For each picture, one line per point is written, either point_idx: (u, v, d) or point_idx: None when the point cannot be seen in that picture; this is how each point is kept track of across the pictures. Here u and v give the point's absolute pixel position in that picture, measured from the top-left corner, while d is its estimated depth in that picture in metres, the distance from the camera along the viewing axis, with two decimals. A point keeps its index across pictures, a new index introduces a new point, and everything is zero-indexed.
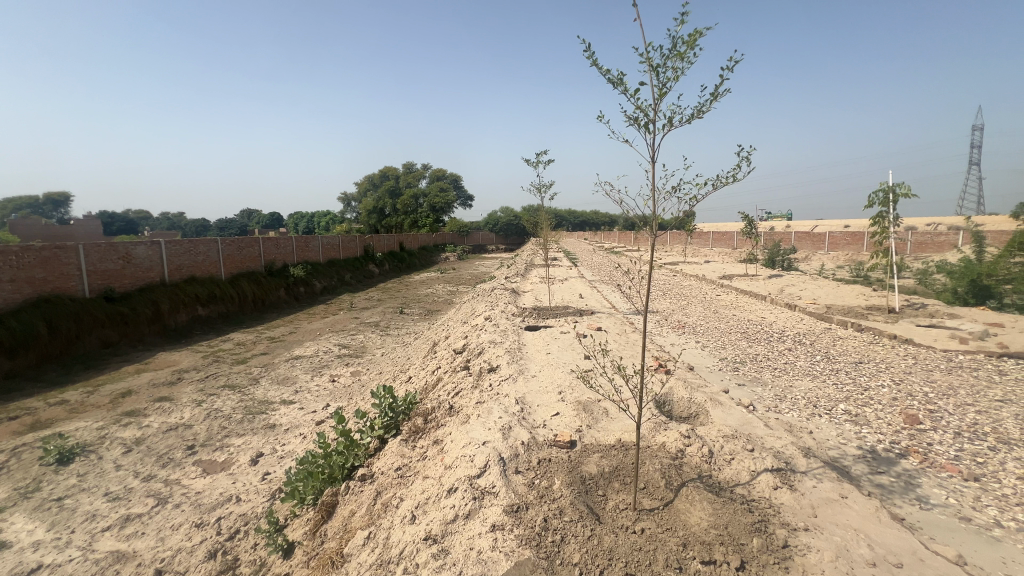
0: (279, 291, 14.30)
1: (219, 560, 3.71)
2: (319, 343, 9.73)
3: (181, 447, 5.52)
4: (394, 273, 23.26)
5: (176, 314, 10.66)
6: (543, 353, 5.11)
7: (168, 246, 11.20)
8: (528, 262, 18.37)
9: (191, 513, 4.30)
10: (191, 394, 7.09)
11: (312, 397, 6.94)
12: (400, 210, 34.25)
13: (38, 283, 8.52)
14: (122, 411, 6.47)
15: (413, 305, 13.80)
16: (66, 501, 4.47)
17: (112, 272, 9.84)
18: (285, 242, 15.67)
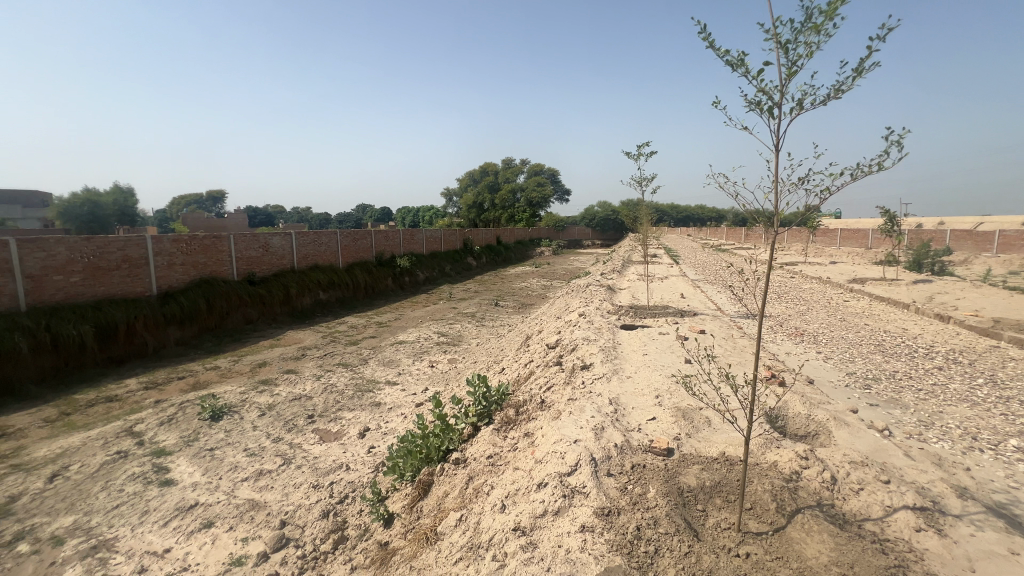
0: (387, 280, 15.48)
1: (331, 520, 4.12)
2: (421, 330, 10.37)
3: (303, 415, 6.23)
4: (492, 266, 24.00)
5: (303, 297, 12.04)
6: (639, 354, 4.91)
7: (298, 237, 12.69)
8: (626, 259, 17.80)
9: (309, 474, 4.84)
10: (312, 369, 7.98)
11: (413, 380, 7.43)
12: (498, 205, 34.88)
13: (200, 267, 10.13)
14: (259, 379, 7.49)
15: (508, 298, 14.09)
16: (216, 451, 5.29)
17: (254, 259, 11.39)
18: (394, 235, 16.93)
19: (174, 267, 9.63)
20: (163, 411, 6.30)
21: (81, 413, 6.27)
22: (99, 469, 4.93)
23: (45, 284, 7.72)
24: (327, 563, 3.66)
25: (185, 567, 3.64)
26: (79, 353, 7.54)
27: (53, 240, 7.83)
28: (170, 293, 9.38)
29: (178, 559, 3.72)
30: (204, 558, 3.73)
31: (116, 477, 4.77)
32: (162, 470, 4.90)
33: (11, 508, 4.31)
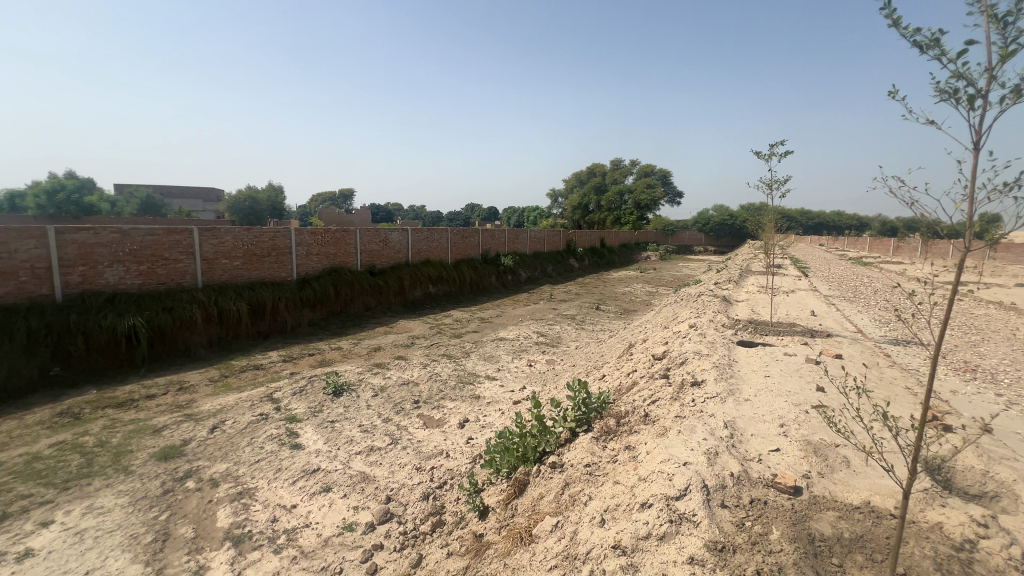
0: (491, 277, 15.99)
1: (430, 503, 4.34)
2: (521, 329, 10.53)
3: (410, 400, 6.67)
4: (594, 269, 23.61)
5: (414, 289, 12.91)
6: (760, 375, 4.44)
7: (413, 233, 13.65)
8: (744, 268, 16.33)
9: (413, 457, 5.15)
10: (419, 357, 8.51)
11: (511, 377, 7.56)
12: (604, 207, 34.98)
13: (331, 257, 11.36)
14: (374, 362, 8.18)
15: (609, 302, 13.74)
16: (336, 424, 5.87)
17: (375, 252, 12.48)
18: (499, 234, 17.44)
19: (311, 256, 10.90)
20: (296, 382, 7.16)
21: (235, 377, 7.39)
22: (245, 426, 5.75)
23: (215, 265, 9.22)
24: (425, 543, 3.86)
25: (307, 524, 4.08)
26: (236, 326, 8.88)
27: (222, 229, 9.32)
28: (306, 279, 10.65)
29: (302, 516, 4.18)
30: (322, 519, 4.14)
31: (258, 436, 5.52)
32: (293, 435, 5.56)
33: (183, 449, 5.20)
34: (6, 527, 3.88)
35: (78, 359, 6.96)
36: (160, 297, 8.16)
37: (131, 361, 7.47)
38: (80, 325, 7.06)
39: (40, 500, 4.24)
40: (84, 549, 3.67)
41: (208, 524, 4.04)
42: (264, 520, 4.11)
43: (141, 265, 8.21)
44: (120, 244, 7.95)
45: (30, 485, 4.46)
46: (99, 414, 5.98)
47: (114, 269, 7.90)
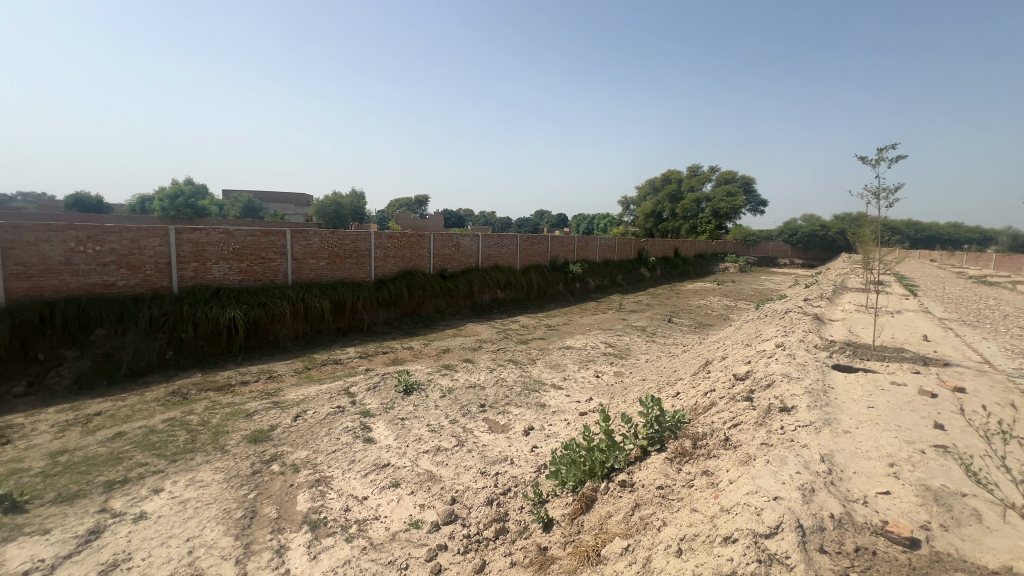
0: (559, 285, 15.89)
1: (494, 509, 4.33)
2: (589, 338, 10.33)
3: (476, 403, 6.75)
4: (666, 279, 22.70)
5: (483, 293, 13.13)
6: (861, 406, 3.98)
7: (484, 239, 13.90)
8: (838, 284, 14.90)
9: (478, 460, 5.18)
10: (486, 361, 8.61)
11: (578, 387, 7.42)
12: (679, 215, 33.84)
13: (406, 260, 11.85)
14: (443, 363, 8.39)
15: (682, 315, 13.10)
16: (406, 422, 6.07)
17: (447, 256, 12.85)
18: (568, 241, 17.31)
19: (388, 259, 11.45)
20: (370, 378, 7.52)
21: (317, 369, 7.90)
22: (324, 417, 6.11)
23: (303, 265, 9.95)
24: (488, 549, 3.85)
25: (377, 517, 4.23)
26: (319, 322, 9.52)
27: (311, 232, 10.05)
28: (383, 280, 11.19)
29: (372, 508, 4.34)
30: (391, 513, 4.28)
31: (335, 427, 5.84)
32: (366, 429, 5.82)
33: (270, 434, 5.63)
34: (126, 490, 4.39)
35: (187, 345, 7.79)
36: (256, 293, 8.94)
37: (230, 349, 8.23)
38: (190, 315, 7.90)
39: (153, 469, 4.77)
40: (186, 517, 4.06)
41: (289, 506, 4.31)
42: (338, 509, 4.31)
43: (242, 263, 9.05)
44: (226, 243, 8.82)
45: (145, 454, 5.04)
46: (202, 396, 6.64)
47: (219, 266, 8.78)
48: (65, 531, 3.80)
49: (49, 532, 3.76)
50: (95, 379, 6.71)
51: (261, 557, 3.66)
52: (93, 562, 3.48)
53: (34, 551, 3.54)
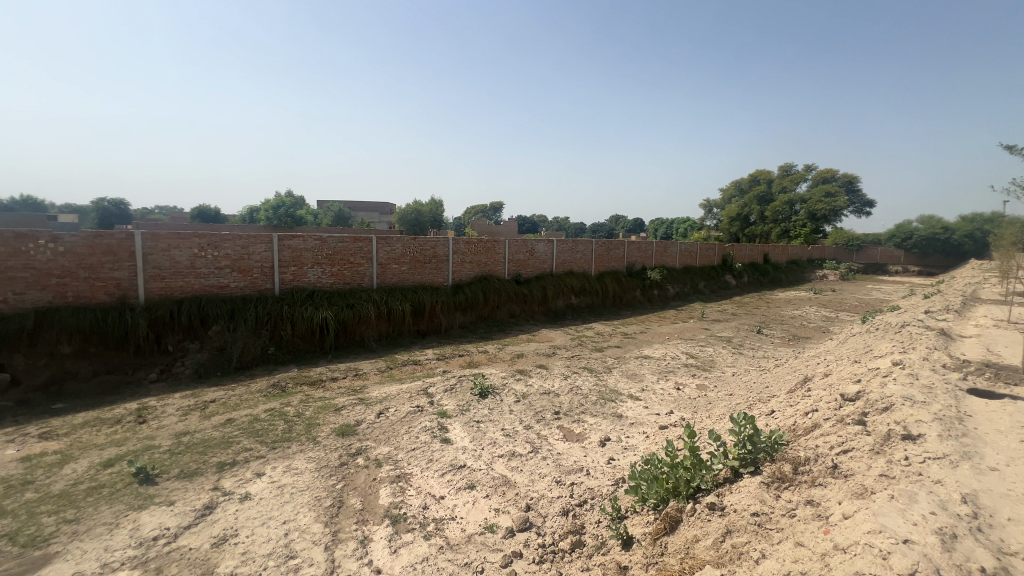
0: (635, 291, 15.39)
1: (570, 520, 4.22)
2: (668, 348, 9.85)
3: (550, 410, 6.66)
4: (754, 287, 21.13)
5: (557, 299, 13.05)
6: (1011, 440, 3.36)
7: (558, 244, 13.83)
8: (969, 295, 12.90)
9: (553, 469, 5.09)
10: (561, 368, 8.50)
11: (657, 399, 7.07)
12: (769, 218, 31.46)
13: (482, 265, 12.09)
14: (517, 368, 8.41)
15: (774, 326, 12.07)
16: (481, 424, 6.13)
17: (522, 261, 12.93)
18: (646, 246, 16.73)
19: (465, 264, 11.75)
20: (447, 379, 7.72)
21: (398, 369, 8.26)
22: (405, 416, 6.35)
23: (387, 269, 10.50)
24: (564, 562, 3.75)
25: (453, 517, 4.29)
26: (401, 324, 9.97)
27: (394, 238, 10.58)
28: (460, 285, 11.49)
29: (449, 508, 4.42)
30: (467, 515, 4.32)
31: (415, 426, 6.05)
32: (443, 429, 5.97)
33: (356, 429, 5.95)
34: (234, 472, 4.84)
35: (286, 342, 8.50)
36: (345, 295, 9.57)
37: (322, 347, 8.87)
38: (289, 314, 8.62)
39: (256, 454, 5.23)
40: (283, 501, 4.38)
41: (373, 499, 4.51)
42: (417, 506, 4.44)
43: (333, 267, 9.75)
44: (320, 249, 9.54)
45: (250, 440, 5.54)
46: (298, 389, 7.19)
47: (314, 270, 9.52)
48: (186, 504, 4.26)
49: (173, 504, 4.24)
50: (211, 370, 7.53)
51: (347, 545, 3.85)
52: (207, 535, 3.86)
53: (161, 520, 4.00)
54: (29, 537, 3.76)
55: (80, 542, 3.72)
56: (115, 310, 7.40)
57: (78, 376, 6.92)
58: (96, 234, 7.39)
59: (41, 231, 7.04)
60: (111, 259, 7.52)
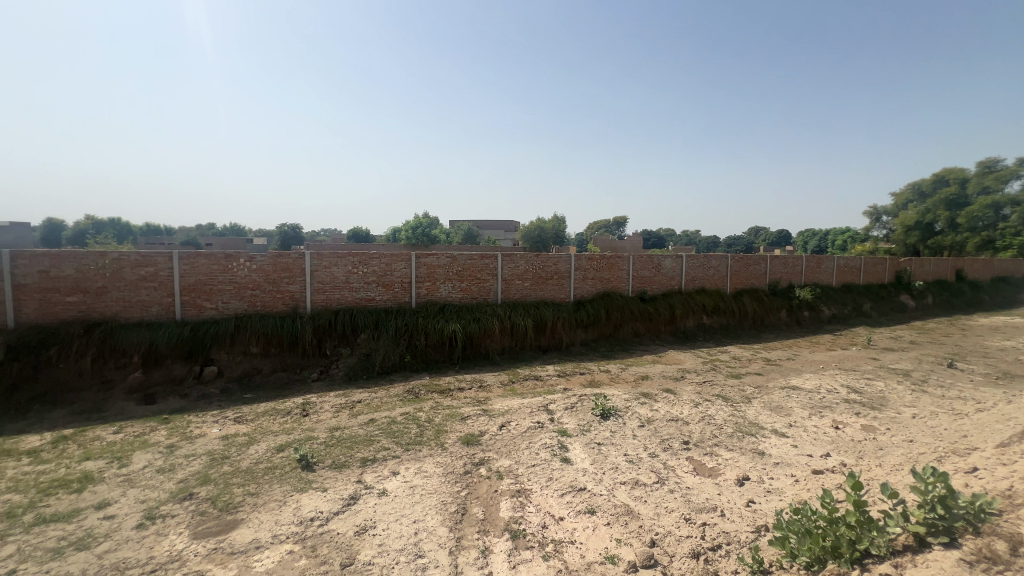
0: (780, 312, 13.69)
1: (701, 564, 3.81)
2: (823, 379, 8.51)
3: (678, 439, 6.17)
4: (943, 310, 17.35)
5: (686, 319, 12.19)
6: None
7: (688, 259, 12.95)
8: None
9: (682, 504, 4.67)
10: (690, 394, 7.84)
11: (809, 438, 6.11)
12: (963, 226, 25.67)
13: (605, 282, 11.83)
14: (641, 391, 7.98)
15: (973, 360, 9.71)
16: (602, 447, 5.92)
17: (647, 278, 12.36)
18: (793, 262, 14.84)
19: (587, 280, 11.62)
20: (568, 397, 7.64)
21: (520, 384, 8.41)
22: (525, 430, 6.41)
23: (511, 285, 10.85)
24: None
25: (572, 541, 4.16)
26: (523, 339, 10.21)
27: (518, 255, 10.92)
28: (582, 301, 11.38)
29: (568, 531, 4.31)
30: (586, 541, 4.16)
31: (535, 442, 6.07)
32: (563, 448, 5.89)
33: (479, 438, 6.18)
34: (374, 468, 5.35)
35: (421, 351, 9.24)
36: (472, 309, 10.11)
37: (451, 357, 9.47)
38: (424, 326, 9.38)
39: (393, 454, 5.73)
40: (414, 501, 4.70)
41: (494, 511, 4.60)
42: (536, 524, 4.41)
43: (462, 283, 10.38)
44: (451, 266, 10.25)
45: (388, 440, 6.08)
46: (429, 396, 7.74)
47: (445, 285, 10.24)
48: (335, 492, 4.80)
49: (326, 491, 4.82)
50: (359, 373, 8.49)
51: (469, 553, 3.97)
52: (351, 523, 4.30)
53: (317, 504, 4.57)
54: (224, 503, 4.58)
55: (258, 513, 4.41)
56: (290, 318, 8.79)
57: (261, 372, 8.34)
58: (279, 254, 8.91)
59: (241, 252, 8.71)
60: (288, 275, 9.00)
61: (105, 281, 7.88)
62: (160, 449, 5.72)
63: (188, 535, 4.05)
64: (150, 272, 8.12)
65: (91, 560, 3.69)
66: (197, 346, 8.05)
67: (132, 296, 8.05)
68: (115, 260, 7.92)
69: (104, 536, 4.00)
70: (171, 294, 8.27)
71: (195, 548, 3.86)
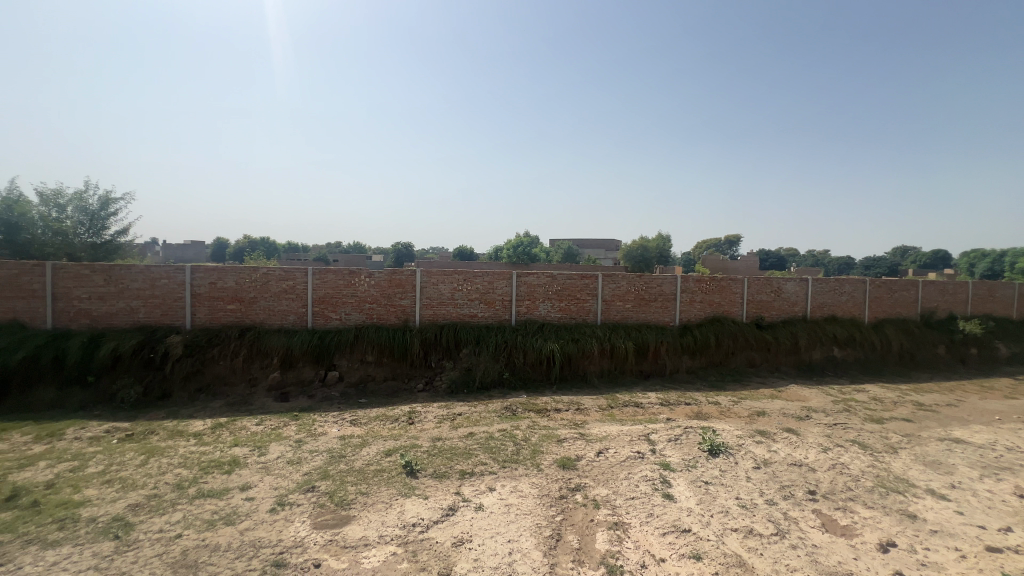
0: (936, 348, 11.58)
1: None
2: (1000, 433, 6.97)
3: (803, 487, 5.44)
4: None
5: (811, 350, 10.86)
6: None
7: (815, 283, 11.57)
8: None
9: (807, 564, 4.09)
10: (818, 436, 6.91)
11: (981, 505, 5.02)
12: None
13: (715, 305, 11.00)
14: (756, 428, 7.22)
15: None
16: (710, 487, 5.43)
17: (764, 303, 11.25)
18: (955, 289, 12.51)
19: (694, 303, 10.92)
20: (671, 428, 7.17)
21: (619, 410, 8.09)
22: (624, 460, 6.13)
23: (611, 306, 10.59)
24: None
25: None
26: (623, 362, 9.87)
27: (619, 275, 10.64)
28: (688, 326, 10.71)
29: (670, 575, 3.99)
30: None
31: (635, 473, 5.77)
32: (666, 483, 5.51)
33: (576, 463, 6.05)
34: (472, 482, 5.49)
35: (519, 368, 9.37)
36: (571, 329, 10.04)
37: (548, 377, 9.45)
38: (522, 344, 9.51)
39: (490, 469, 5.83)
40: (509, 520, 4.72)
41: (589, 541, 4.44)
42: (634, 561, 4.16)
43: (561, 302, 10.38)
44: (550, 285, 10.32)
45: (485, 455, 6.21)
46: (526, 415, 7.78)
47: (545, 305, 10.31)
48: (436, 501, 5.00)
49: (427, 499, 5.05)
50: (460, 387, 8.83)
51: None
52: (449, 534, 4.43)
53: (419, 510, 4.79)
54: (339, 499, 5.00)
55: (367, 512, 4.75)
56: (401, 330, 9.48)
57: (375, 379, 9.06)
58: (394, 271, 9.70)
59: (362, 269, 9.65)
60: (400, 290, 9.73)
61: (256, 292, 9.22)
62: (290, 442, 6.47)
63: (310, 524, 4.48)
64: (290, 285, 9.33)
65: (235, 535, 4.25)
66: (324, 352, 9.01)
67: (275, 306, 9.30)
68: (264, 274, 9.24)
69: (245, 515, 4.59)
70: (305, 305, 9.41)
71: (315, 537, 4.26)
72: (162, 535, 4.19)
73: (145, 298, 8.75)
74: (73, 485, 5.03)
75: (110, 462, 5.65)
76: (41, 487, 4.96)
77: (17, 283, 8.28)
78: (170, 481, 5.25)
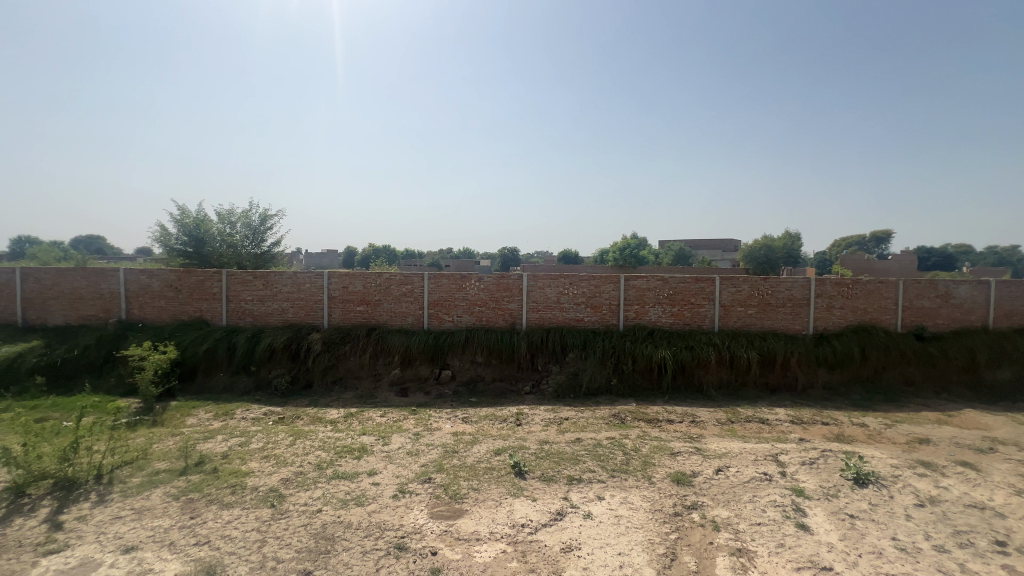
0: None
1: None
2: None
3: (987, 536, 4.46)
4: None
5: (994, 368, 8.92)
6: None
7: (1000, 286, 9.46)
8: None
9: None
10: (1008, 474, 5.62)
11: None
12: None
13: (860, 312, 9.54)
14: (918, 458, 6.09)
15: None
16: (857, 522, 4.70)
17: (928, 310, 9.48)
18: None
19: (833, 310, 9.58)
20: (805, 450, 6.37)
21: (741, 425, 7.40)
22: (747, 481, 5.58)
23: (731, 312, 9.75)
24: None
25: None
26: (745, 373, 9.04)
27: (740, 277, 9.76)
28: (825, 335, 9.45)
29: None
30: None
31: (761, 496, 5.21)
32: (800, 511, 4.90)
33: (691, 479, 5.65)
34: (580, 489, 5.40)
35: (628, 375, 9.06)
36: (685, 336, 9.45)
37: (660, 386, 9.01)
38: (632, 350, 9.18)
39: (598, 477, 5.70)
40: (618, 532, 4.56)
41: (708, 565, 4.11)
42: None
43: (674, 307, 9.82)
44: (661, 289, 9.82)
45: (593, 463, 6.08)
46: (635, 424, 7.49)
47: (655, 309, 9.84)
48: (544, 505, 5.02)
49: (535, 501, 5.08)
50: (567, 391, 8.81)
51: None
52: (558, 538, 4.41)
53: (527, 511, 4.85)
54: (453, 492, 5.26)
55: (478, 507, 4.93)
56: (509, 333, 9.73)
57: (485, 379, 9.42)
58: (502, 275, 10.00)
59: (473, 274, 10.09)
60: (508, 294, 10.01)
61: (380, 295, 10.14)
62: (409, 435, 6.97)
63: (427, 513, 4.77)
64: (409, 289, 10.10)
65: (364, 515, 4.68)
66: (438, 352, 9.60)
67: (397, 308, 10.14)
68: (387, 279, 10.12)
69: (372, 498, 5.04)
70: (422, 308, 10.11)
71: (431, 526, 4.52)
72: (306, 508, 4.77)
73: (293, 300, 10.12)
74: (241, 457, 5.98)
75: (267, 440, 6.61)
76: (218, 456, 5.97)
77: (202, 287, 10.10)
78: (312, 461, 5.98)
